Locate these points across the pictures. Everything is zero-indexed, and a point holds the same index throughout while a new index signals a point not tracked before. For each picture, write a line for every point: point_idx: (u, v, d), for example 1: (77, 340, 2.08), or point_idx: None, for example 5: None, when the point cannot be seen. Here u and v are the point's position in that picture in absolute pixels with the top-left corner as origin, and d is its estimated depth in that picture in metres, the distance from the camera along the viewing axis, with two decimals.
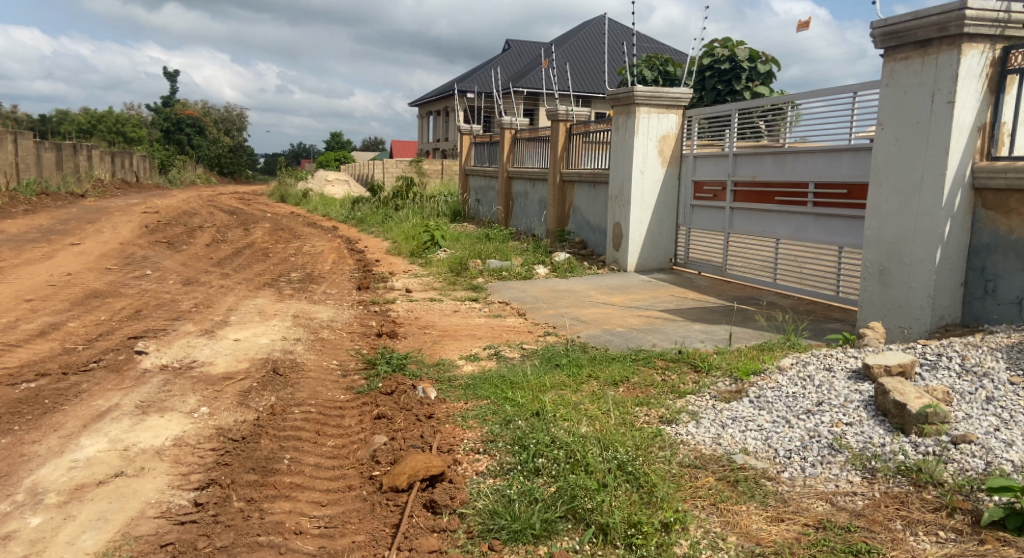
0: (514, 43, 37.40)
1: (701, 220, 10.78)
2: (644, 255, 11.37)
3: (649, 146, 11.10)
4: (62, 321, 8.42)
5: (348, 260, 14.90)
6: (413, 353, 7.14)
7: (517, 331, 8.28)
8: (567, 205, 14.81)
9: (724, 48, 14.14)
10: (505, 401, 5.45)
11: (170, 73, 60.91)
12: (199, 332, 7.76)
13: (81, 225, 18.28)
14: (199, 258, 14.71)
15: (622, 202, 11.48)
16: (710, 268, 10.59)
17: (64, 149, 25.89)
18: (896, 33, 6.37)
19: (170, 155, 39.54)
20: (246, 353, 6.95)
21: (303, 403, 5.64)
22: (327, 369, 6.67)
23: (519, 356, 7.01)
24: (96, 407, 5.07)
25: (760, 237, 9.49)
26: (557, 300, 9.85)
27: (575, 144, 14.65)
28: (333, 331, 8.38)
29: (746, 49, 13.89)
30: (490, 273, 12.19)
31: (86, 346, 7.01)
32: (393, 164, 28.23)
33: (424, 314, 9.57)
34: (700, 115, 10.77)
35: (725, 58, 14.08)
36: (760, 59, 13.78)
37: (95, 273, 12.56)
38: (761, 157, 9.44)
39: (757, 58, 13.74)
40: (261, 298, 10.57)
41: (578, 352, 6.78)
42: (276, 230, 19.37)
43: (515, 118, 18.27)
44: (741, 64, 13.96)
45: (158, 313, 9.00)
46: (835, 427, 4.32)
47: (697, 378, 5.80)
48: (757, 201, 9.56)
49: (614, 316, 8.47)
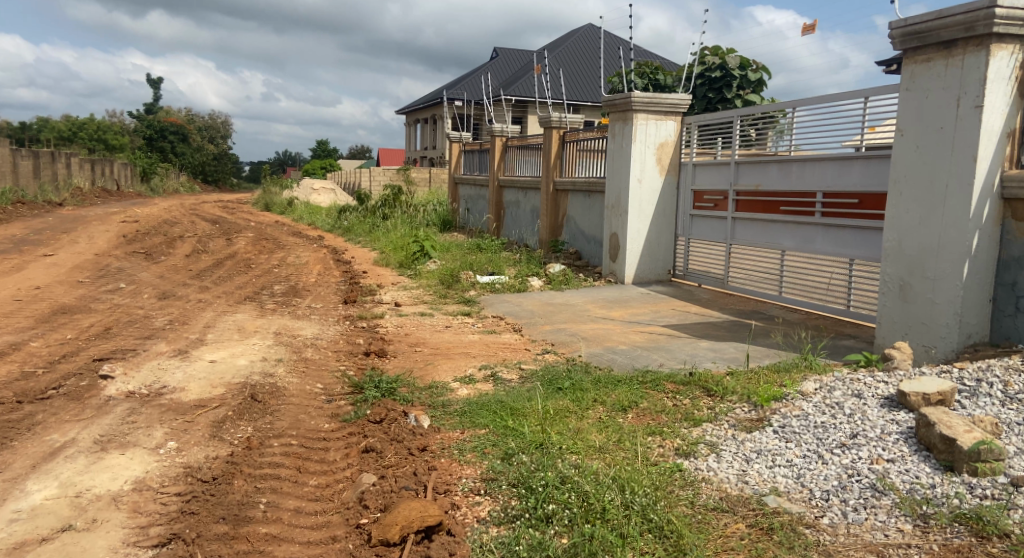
0: (501, 51, 37.04)
1: (702, 231, 10.32)
2: (641, 267, 10.93)
3: (647, 154, 10.69)
4: (25, 342, 7.94)
5: (334, 271, 14.43)
6: (404, 375, 6.67)
7: (513, 349, 7.84)
8: (560, 215, 14.38)
9: (715, 56, 13.72)
10: (507, 431, 4.95)
11: (153, 81, 60.37)
12: (171, 354, 7.30)
13: (57, 235, 17.76)
14: (177, 270, 14.23)
15: (619, 212, 11.03)
16: (711, 280, 10.12)
17: (43, 156, 25.36)
18: (917, 34, 5.88)
19: (153, 163, 38.95)
20: (222, 376, 6.50)
21: (282, 434, 5.13)
22: (311, 394, 6.20)
23: (517, 378, 6.53)
24: (50, 444, 4.63)
25: (763, 248, 9.04)
26: (553, 315, 9.38)
27: (569, 152, 14.23)
28: (318, 350, 7.91)
29: (737, 57, 13.63)
30: (482, 286, 11.75)
31: (46, 372, 6.56)
32: (380, 172, 27.75)
33: (413, 331, 9.11)
34: (699, 123, 10.36)
35: (716, 66, 13.75)
36: (752, 66, 13.55)
37: (67, 287, 12.06)
38: (765, 165, 8.98)
39: (747, 66, 13.48)
40: (240, 313, 10.09)
41: (581, 373, 6.33)
42: (259, 239, 18.86)
43: (506, 126, 17.90)
44: (732, 72, 13.69)
45: (129, 332, 8.55)
46: (876, 465, 3.83)
47: (712, 403, 5.18)
48: (761, 211, 9.11)
49: (616, 332, 7.97)
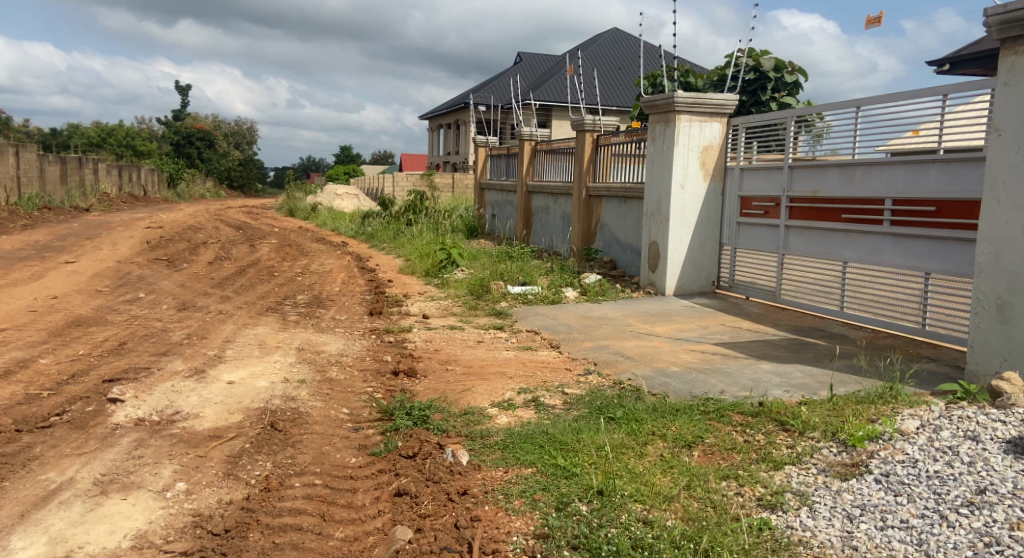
0: (525, 57, 36.55)
1: (750, 239, 9.66)
2: (684, 278, 10.30)
3: (690, 157, 10.06)
4: (34, 359, 7.48)
5: (358, 280, 13.91)
6: (436, 400, 6.10)
7: (552, 369, 7.27)
8: (593, 221, 13.76)
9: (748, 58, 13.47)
10: (559, 472, 4.36)
11: (180, 88, 60.72)
12: (186, 374, 6.79)
13: (80, 241, 17.40)
14: (199, 278, 13.75)
15: (659, 219, 10.40)
16: (761, 293, 9.46)
17: (70, 162, 25.08)
18: (1019, 22, 5.24)
19: (179, 169, 38.73)
20: (239, 400, 5.95)
21: (303, 472, 4.57)
22: (335, 422, 5.65)
23: (562, 404, 5.93)
24: (45, 486, 4.14)
25: (821, 259, 8.37)
26: (593, 330, 8.77)
27: (603, 156, 13.62)
28: (343, 369, 7.36)
29: (770, 59, 13.06)
30: (513, 297, 11.17)
31: (51, 395, 6.08)
32: (404, 178, 27.25)
33: (443, 346, 8.55)
34: (747, 124, 9.71)
35: (750, 68, 13.17)
36: (787, 69, 12.89)
37: (84, 297, 11.64)
38: (823, 169, 8.31)
39: (783, 67, 12.87)
40: (262, 326, 9.58)
41: (632, 399, 5.74)
42: (283, 246, 18.39)
43: (536, 129, 17.30)
44: (767, 74, 13.09)
45: (144, 347, 8.05)
46: (1018, 531, 3.19)
47: (789, 439, 4.50)
48: (818, 218, 8.45)
49: (665, 351, 7.35)
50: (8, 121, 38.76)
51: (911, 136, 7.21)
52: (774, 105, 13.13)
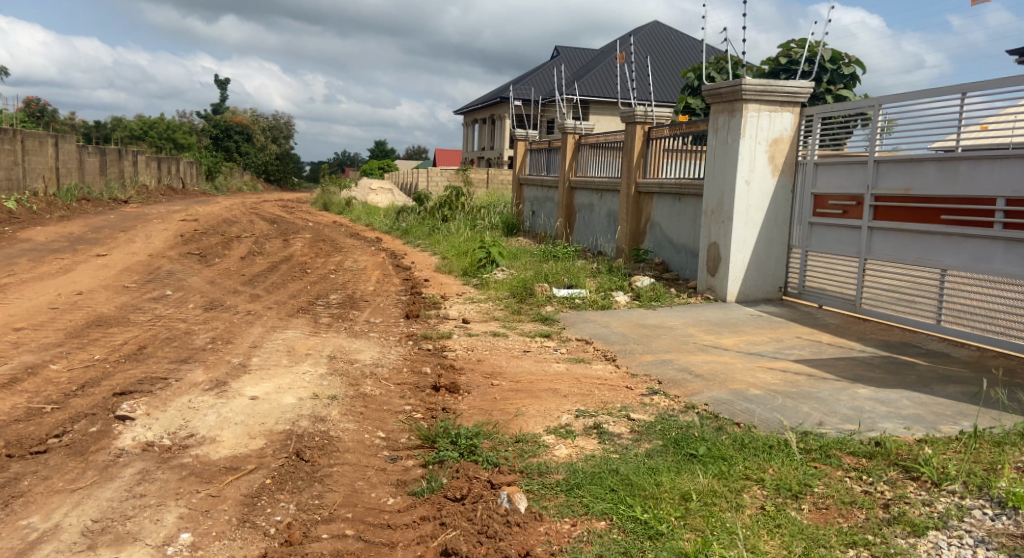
0: (563, 50, 35.76)
1: (824, 241, 8.83)
2: (747, 283, 9.46)
3: (758, 150, 9.23)
4: (45, 365, 6.83)
5: (394, 279, 13.23)
6: (485, 425, 5.36)
7: (611, 386, 6.49)
8: (643, 220, 12.92)
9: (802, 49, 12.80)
10: (642, 530, 3.65)
11: (220, 82, 60.89)
12: (206, 387, 6.10)
13: (113, 233, 16.93)
14: (229, 274, 13.17)
15: (721, 219, 9.57)
16: (837, 301, 8.63)
17: (109, 154, 24.78)
18: None
19: (217, 162, 38.52)
20: (262, 421, 5.24)
21: (331, 519, 3.89)
22: (370, 450, 4.93)
23: (629, 433, 5.15)
24: (23, 536, 3.61)
25: (912, 265, 7.56)
26: (651, 341, 7.99)
27: (654, 150, 12.78)
28: (379, 382, 6.65)
29: (828, 50, 12.30)
30: (560, 301, 10.39)
31: (55, 410, 5.43)
32: (439, 172, 26.57)
33: (486, 356, 7.81)
34: (820, 113, 8.92)
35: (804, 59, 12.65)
36: (844, 60, 12.27)
37: (110, 293, 11.08)
38: (915, 164, 7.52)
39: (840, 58, 12.23)
40: (292, 329, 8.90)
41: (713, 431, 4.97)
42: (317, 241, 17.80)
43: (579, 122, 16.48)
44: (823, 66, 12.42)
45: (165, 352, 7.41)
46: None
47: (923, 494, 3.78)
48: (909, 219, 7.65)
49: (738, 369, 6.55)
50: (53, 113, 38.91)
51: (976, 130, 6.95)
52: (832, 98, 12.32)
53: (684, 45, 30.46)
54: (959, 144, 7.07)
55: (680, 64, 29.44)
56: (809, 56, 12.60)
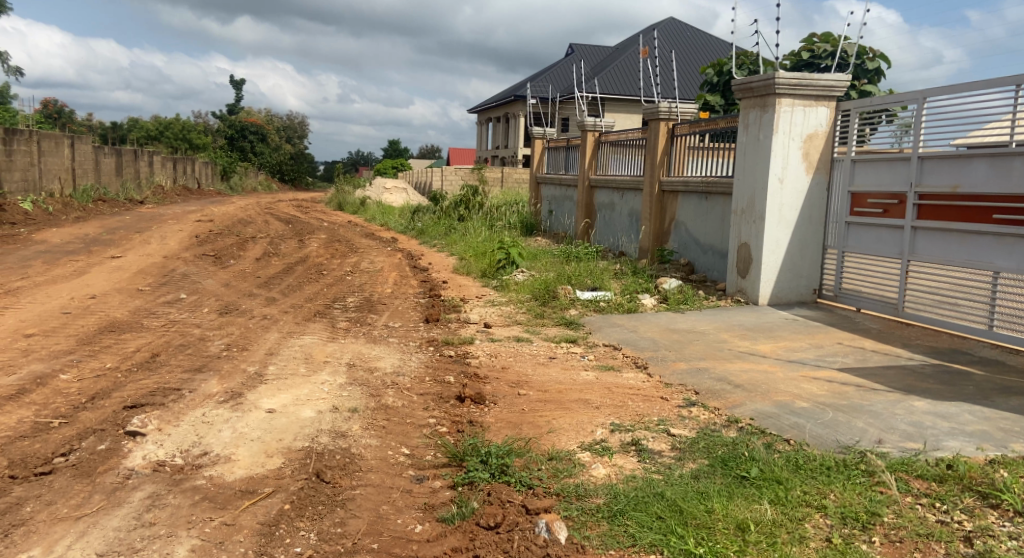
0: (578, 48, 35.42)
1: (862, 241, 8.50)
2: (780, 285, 9.10)
3: (791, 147, 8.87)
4: (54, 374, 6.54)
5: (411, 280, 12.92)
6: (516, 441, 5.04)
7: (645, 397, 6.15)
8: (667, 220, 12.56)
9: (825, 43, 12.42)
10: None
11: (235, 82, 60.98)
12: (221, 398, 5.79)
13: (129, 234, 16.71)
14: (245, 276, 12.90)
15: (752, 218, 9.21)
16: (876, 304, 8.31)
17: (125, 154, 24.63)
18: None
19: (232, 162, 38.40)
20: (279, 438, 4.93)
21: (356, 551, 3.65)
22: (394, 469, 4.61)
23: (671, 451, 4.82)
24: None
25: (963, 266, 7.31)
26: (684, 347, 7.64)
27: (678, 148, 12.41)
28: (400, 392, 6.34)
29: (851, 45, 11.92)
30: (584, 304, 10.05)
31: (63, 424, 5.13)
32: (454, 171, 26.25)
33: (511, 363, 7.48)
34: (858, 108, 8.57)
35: (827, 54, 12.37)
36: (869, 55, 11.97)
37: (123, 296, 10.82)
38: (965, 161, 7.27)
39: (865, 54, 11.91)
40: (309, 335, 8.60)
41: (763, 449, 4.63)
42: (332, 242, 17.53)
43: (599, 119, 16.11)
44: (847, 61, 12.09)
45: (178, 360, 7.12)
46: None
47: (1007, 525, 3.59)
48: (957, 218, 7.40)
49: (780, 379, 6.20)
50: (70, 115, 38.90)
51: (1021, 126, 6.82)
52: (857, 94, 11.94)
53: (703, 42, 30.02)
54: (1013, 139, 6.89)
55: (698, 60, 29.02)
56: (833, 52, 12.27)
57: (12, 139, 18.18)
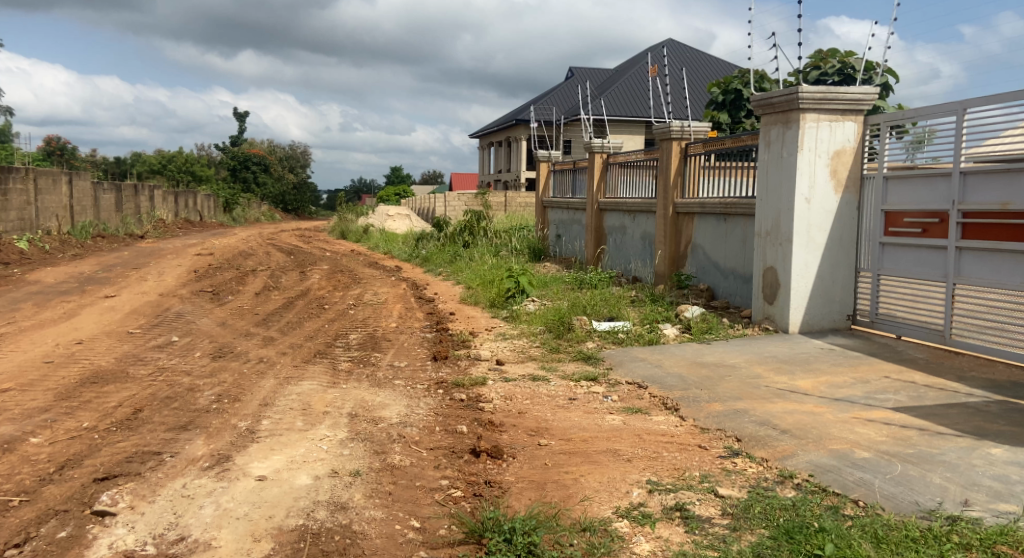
0: (578, 71, 35.11)
1: (900, 263, 7.86)
2: (812, 312, 8.44)
3: (818, 164, 8.26)
4: (24, 438, 5.89)
5: (417, 313, 12.29)
6: (543, 508, 4.40)
7: (680, 446, 5.49)
8: (683, 242, 11.94)
9: (832, 59, 11.92)
10: None
11: (238, 115, 61.03)
12: (205, 464, 5.14)
13: (125, 272, 16.13)
14: (243, 314, 12.27)
15: (778, 241, 8.57)
16: (919, 331, 7.65)
17: (126, 190, 24.16)
18: None
19: (236, 194, 38.00)
20: (269, 514, 4.29)
21: None
22: (404, 551, 3.98)
23: (723, 517, 4.17)
24: None
25: (1018, 291, 6.67)
26: (716, 383, 6.99)
27: (692, 168, 11.81)
28: (408, 447, 5.68)
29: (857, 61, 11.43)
30: (602, 336, 9.38)
31: (23, 504, 4.49)
32: (457, 197, 25.71)
33: (528, 407, 6.83)
34: (890, 122, 7.96)
35: (835, 70, 11.85)
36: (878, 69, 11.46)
37: (113, 341, 10.19)
38: (1016, 175, 6.66)
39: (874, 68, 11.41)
40: (308, 380, 7.93)
41: (831, 515, 3.98)
42: (335, 273, 16.93)
43: (607, 140, 15.58)
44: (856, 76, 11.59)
45: (163, 416, 6.46)
46: None
47: None
48: (1008, 237, 6.78)
49: (830, 423, 5.53)
50: (74, 152, 38.63)
51: None
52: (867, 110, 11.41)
53: (708, 61, 29.54)
54: None
55: (701, 79, 28.58)
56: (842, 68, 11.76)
57: (7, 177, 17.61)
